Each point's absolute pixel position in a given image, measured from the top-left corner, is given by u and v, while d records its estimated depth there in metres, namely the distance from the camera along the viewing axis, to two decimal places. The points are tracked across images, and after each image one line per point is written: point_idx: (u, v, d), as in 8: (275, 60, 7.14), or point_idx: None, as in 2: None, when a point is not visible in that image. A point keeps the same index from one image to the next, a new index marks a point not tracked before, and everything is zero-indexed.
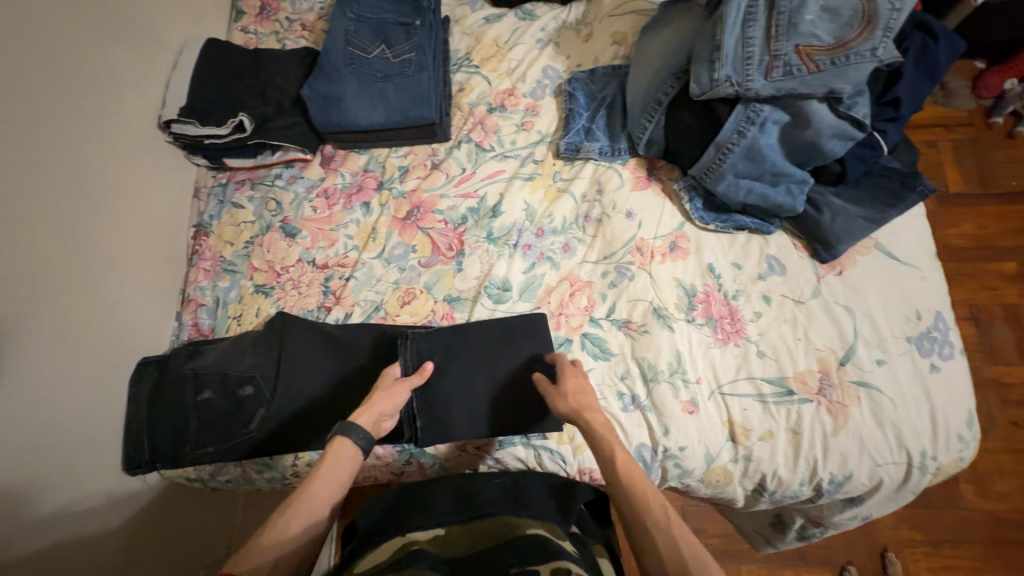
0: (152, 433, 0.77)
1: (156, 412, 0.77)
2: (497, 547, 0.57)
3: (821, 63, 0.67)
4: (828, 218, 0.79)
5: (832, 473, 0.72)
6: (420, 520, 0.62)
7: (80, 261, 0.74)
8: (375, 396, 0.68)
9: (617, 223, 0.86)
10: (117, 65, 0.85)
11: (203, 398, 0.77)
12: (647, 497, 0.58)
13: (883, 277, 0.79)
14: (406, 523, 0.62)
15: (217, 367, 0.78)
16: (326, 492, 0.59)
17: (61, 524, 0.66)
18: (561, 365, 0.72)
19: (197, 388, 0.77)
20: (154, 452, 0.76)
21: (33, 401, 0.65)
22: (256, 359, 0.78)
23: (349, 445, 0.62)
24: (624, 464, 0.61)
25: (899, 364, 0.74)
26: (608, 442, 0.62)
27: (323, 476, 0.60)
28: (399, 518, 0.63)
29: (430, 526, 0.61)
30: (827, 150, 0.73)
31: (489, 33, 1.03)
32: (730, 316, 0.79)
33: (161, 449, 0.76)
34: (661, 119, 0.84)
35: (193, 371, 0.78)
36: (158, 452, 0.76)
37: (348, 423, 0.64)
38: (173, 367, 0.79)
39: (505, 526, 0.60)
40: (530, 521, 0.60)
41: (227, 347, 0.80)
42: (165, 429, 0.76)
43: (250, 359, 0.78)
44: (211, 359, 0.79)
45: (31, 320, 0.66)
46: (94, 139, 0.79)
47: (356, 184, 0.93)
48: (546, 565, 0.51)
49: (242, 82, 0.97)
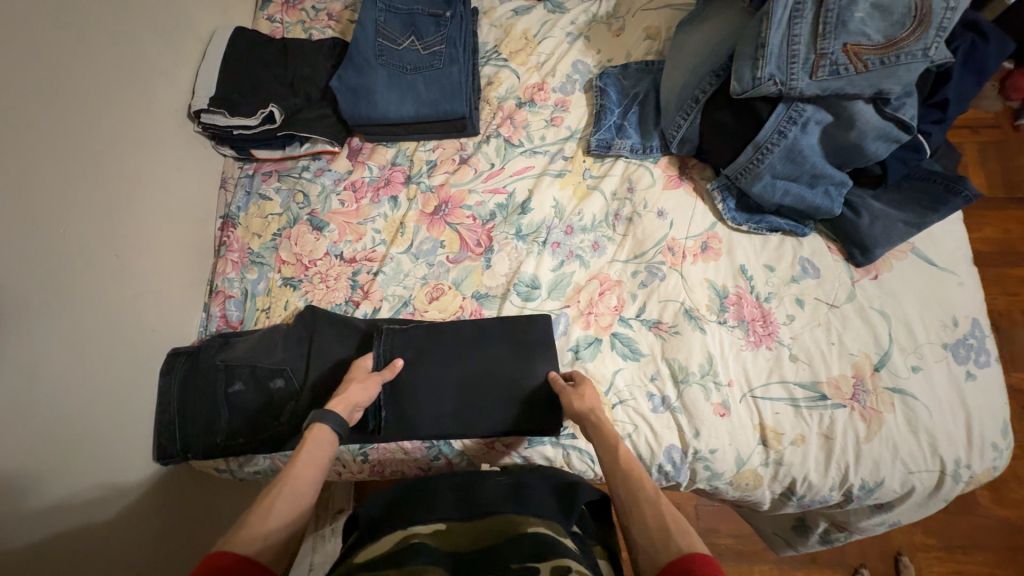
0: (183, 424, 0.77)
1: (188, 403, 0.78)
2: (498, 543, 0.56)
3: (869, 63, 0.66)
4: (867, 222, 0.77)
5: (863, 479, 0.72)
6: (428, 511, 0.62)
7: (114, 253, 0.75)
8: (352, 387, 0.69)
9: (648, 223, 0.85)
10: (148, 54, 0.85)
11: (234, 390, 0.77)
12: (639, 479, 0.57)
13: (919, 282, 0.78)
14: (406, 517, 0.61)
15: (248, 358, 0.78)
16: (308, 472, 0.58)
17: (96, 513, 0.67)
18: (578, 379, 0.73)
19: (227, 380, 0.77)
20: (185, 443, 0.77)
21: (67, 391, 0.66)
22: (285, 352, 0.78)
23: (328, 429, 0.63)
24: (623, 452, 0.61)
25: (935, 371, 0.73)
26: (613, 434, 0.64)
27: (304, 460, 0.59)
28: (404, 510, 0.63)
29: (430, 519, 0.61)
30: (869, 152, 0.71)
31: (518, 26, 1.01)
32: (763, 318, 0.78)
33: (191, 440, 0.77)
34: (697, 117, 0.83)
35: (223, 363, 0.78)
36: (188, 444, 0.77)
37: (324, 411, 0.65)
38: (203, 359, 0.79)
39: (507, 524, 0.59)
40: (533, 519, 0.60)
41: (257, 340, 0.80)
42: (195, 420, 0.77)
43: (280, 352, 0.78)
44: (240, 351, 0.79)
45: (67, 310, 0.67)
46: (126, 130, 0.79)
47: (384, 177, 0.93)
48: (546, 564, 0.51)
49: (270, 73, 0.97)
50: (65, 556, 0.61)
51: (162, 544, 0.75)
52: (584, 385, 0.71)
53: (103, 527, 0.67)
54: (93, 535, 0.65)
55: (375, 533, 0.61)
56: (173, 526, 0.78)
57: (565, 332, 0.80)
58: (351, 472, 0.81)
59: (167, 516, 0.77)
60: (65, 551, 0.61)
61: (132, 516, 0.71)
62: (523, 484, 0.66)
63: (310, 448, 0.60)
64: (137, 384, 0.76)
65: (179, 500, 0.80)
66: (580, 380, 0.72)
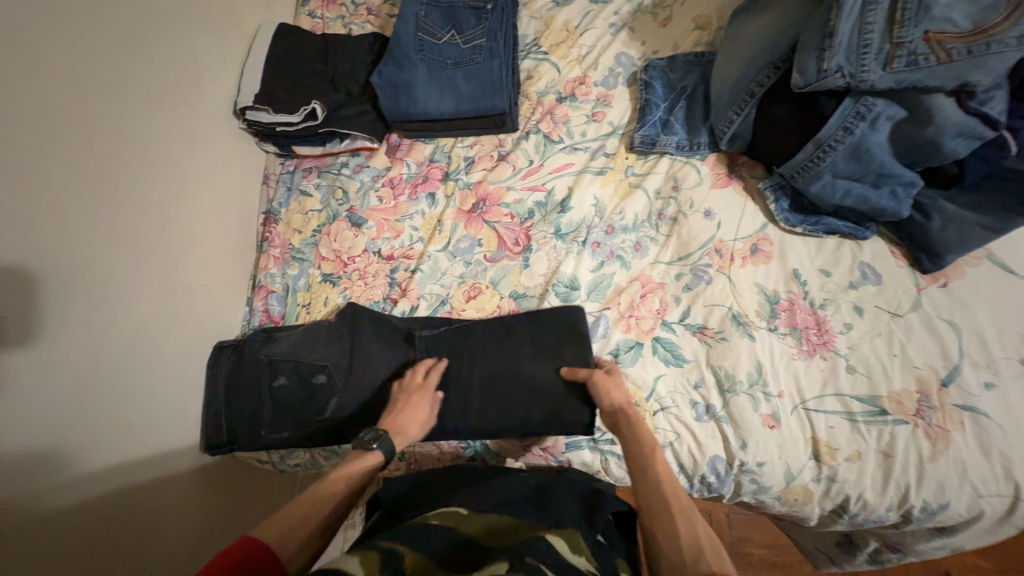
0: (229, 416, 0.79)
1: (234, 396, 0.79)
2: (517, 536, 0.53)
3: (955, 53, 0.60)
4: (938, 226, 0.72)
5: (925, 501, 0.67)
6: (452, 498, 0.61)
7: (166, 248, 0.77)
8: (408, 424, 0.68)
9: (694, 223, 0.81)
10: (197, 53, 0.87)
11: (278, 383, 0.78)
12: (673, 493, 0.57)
13: (995, 291, 0.72)
14: (430, 504, 0.61)
15: (293, 352, 0.78)
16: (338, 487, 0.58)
17: (152, 497, 0.70)
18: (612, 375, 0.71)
19: (272, 374, 0.78)
20: (232, 434, 0.79)
21: (124, 380, 0.69)
22: (327, 349, 0.77)
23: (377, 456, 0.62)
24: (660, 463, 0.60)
25: (1011, 389, 0.67)
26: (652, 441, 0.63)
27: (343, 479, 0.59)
28: (426, 495, 0.63)
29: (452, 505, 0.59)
30: (947, 150, 0.66)
31: (559, 17, 0.98)
32: (817, 326, 0.74)
33: (237, 432, 0.78)
34: (751, 112, 0.78)
35: (268, 358, 0.79)
36: (235, 435, 0.79)
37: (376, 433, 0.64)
38: (249, 353, 0.80)
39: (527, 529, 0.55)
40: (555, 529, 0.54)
41: (302, 335, 0.80)
42: (241, 413, 0.78)
43: (322, 349, 0.77)
44: (284, 345, 0.79)
45: (125, 303, 0.70)
46: (177, 128, 0.81)
47: (421, 174, 0.92)
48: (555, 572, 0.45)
49: (312, 69, 0.97)
50: (118, 553, 0.63)
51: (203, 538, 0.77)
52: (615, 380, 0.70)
53: (148, 525, 0.68)
54: (139, 534, 0.67)
55: (396, 514, 0.61)
56: (212, 519, 0.80)
57: (604, 335, 0.78)
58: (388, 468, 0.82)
59: (207, 510, 0.79)
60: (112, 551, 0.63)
61: (176, 511, 0.73)
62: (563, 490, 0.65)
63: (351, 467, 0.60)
64: (186, 376, 0.78)
65: (224, 488, 0.83)
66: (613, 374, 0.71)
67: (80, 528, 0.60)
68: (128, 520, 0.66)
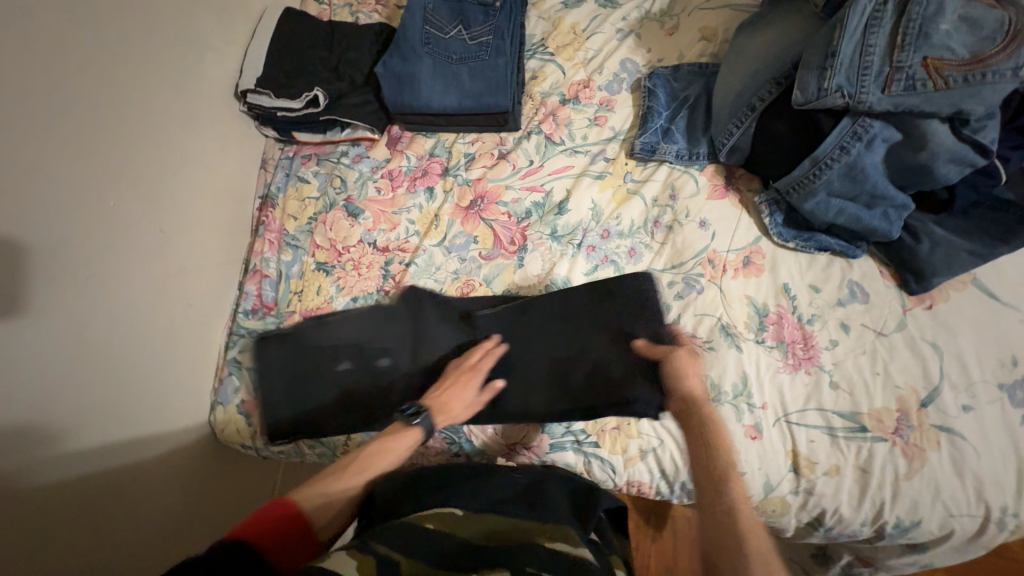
0: (290, 404, 0.76)
1: (292, 381, 0.76)
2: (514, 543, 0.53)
3: (951, 80, 0.61)
4: (927, 248, 0.73)
5: (898, 517, 0.68)
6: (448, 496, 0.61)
7: (159, 227, 0.76)
8: (452, 408, 0.69)
9: (689, 232, 0.82)
10: (201, 33, 0.86)
11: (341, 369, 0.76)
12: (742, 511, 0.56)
13: (977, 316, 0.73)
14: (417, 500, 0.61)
15: (356, 337, 0.77)
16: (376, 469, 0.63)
17: (132, 479, 0.69)
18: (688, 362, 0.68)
19: (333, 359, 0.76)
20: (297, 423, 0.76)
21: (108, 357, 0.68)
22: (391, 331, 0.77)
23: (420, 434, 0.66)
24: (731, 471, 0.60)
25: (987, 413, 0.69)
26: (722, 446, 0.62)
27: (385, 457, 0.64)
28: (418, 487, 0.63)
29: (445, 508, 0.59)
30: (939, 175, 0.67)
31: (567, 19, 0.99)
32: (804, 341, 0.75)
33: (301, 423, 0.76)
34: (751, 126, 0.79)
35: (328, 342, 0.76)
36: (299, 426, 0.76)
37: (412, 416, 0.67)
38: (303, 336, 0.77)
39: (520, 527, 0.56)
40: (549, 527, 0.56)
41: (364, 319, 0.78)
42: (306, 400, 0.76)
43: (386, 333, 0.77)
44: (347, 329, 0.77)
45: (113, 280, 0.69)
46: (176, 106, 0.80)
47: (421, 168, 0.92)
48: None
49: (315, 55, 0.97)
50: (93, 533, 0.62)
51: (188, 527, 0.77)
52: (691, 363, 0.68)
53: (131, 509, 0.68)
54: (121, 517, 0.67)
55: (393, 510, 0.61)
56: (201, 507, 0.80)
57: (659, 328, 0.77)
58: None
59: (195, 497, 0.79)
60: (93, 534, 0.63)
61: (162, 497, 0.73)
62: (556, 489, 0.65)
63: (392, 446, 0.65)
64: (173, 358, 0.78)
65: (210, 472, 0.83)
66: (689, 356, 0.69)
67: (63, 507, 0.60)
68: (110, 502, 0.65)
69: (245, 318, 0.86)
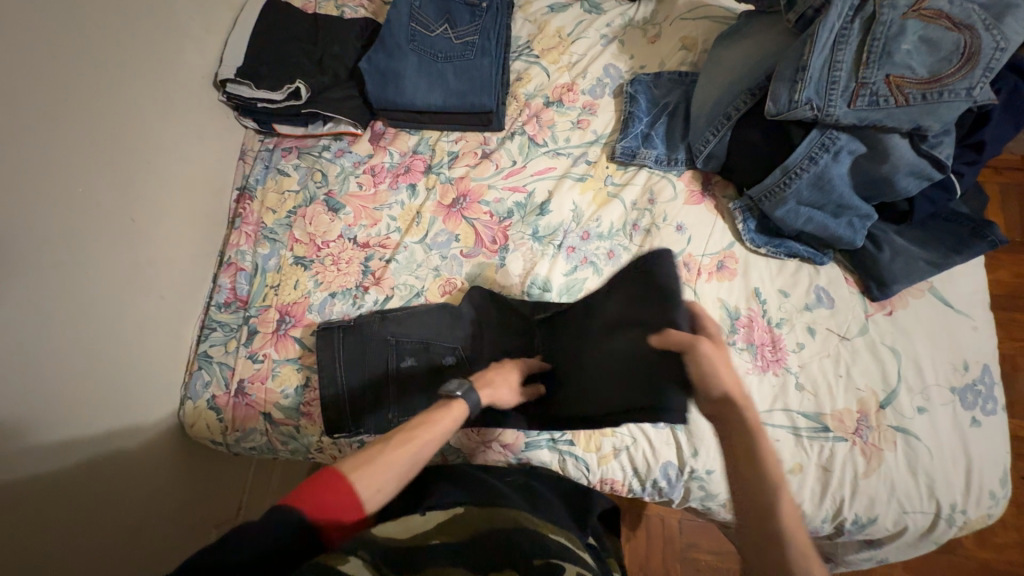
0: (355, 398, 0.75)
1: (355, 375, 0.75)
2: (498, 537, 0.54)
3: (911, 97, 0.65)
4: (888, 257, 0.77)
5: (856, 514, 0.71)
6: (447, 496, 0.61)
7: (131, 216, 0.74)
8: (503, 388, 0.70)
9: (666, 236, 0.84)
10: (179, 19, 0.84)
11: (405, 365, 0.76)
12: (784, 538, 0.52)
13: (933, 322, 0.77)
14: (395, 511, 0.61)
15: (421, 334, 0.77)
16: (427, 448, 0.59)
17: (96, 474, 0.67)
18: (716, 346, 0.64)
19: (398, 355, 0.76)
20: (360, 418, 0.75)
21: (75, 348, 0.65)
22: (435, 324, 0.78)
23: (464, 414, 0.64)
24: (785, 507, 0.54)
25: (940, 414, 0.72)
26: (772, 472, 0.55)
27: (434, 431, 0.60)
28: (421, 493, 0.64)
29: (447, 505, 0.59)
30: (900, 187, 0.70)
31: (552, 23, 1.00)
32: (772, 343, 0.78)
33: (364, 417, 0.74)
34: (726, 134, 0.81)
35: (392, 338, 0.77)
36: (362, 420, 0.74)
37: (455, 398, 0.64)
38: (369, 332, 0.77)
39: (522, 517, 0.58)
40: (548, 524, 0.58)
41: (425, 315, 0.78)
42: (369, 394, 0.75)
43: (447, 331, 0.78)
44: (412, 327, 0.77)
45: (81, 269, 0.67)
46: (154, 94, 0.79)
47: (404, 165, 0.92)
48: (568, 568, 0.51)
49: (298, 47, 0.96)
50: (56, 529, 0.60)
51: (152, 529, 0.75)
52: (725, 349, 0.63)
53: (96, 504, 0.66)
54: (88, 510, 0.65)
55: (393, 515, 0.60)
56: (167, 508, 0.78)
57: None
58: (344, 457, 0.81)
59: (162, 496, 0.77)
60: (58, 529, 0.61)
61: (129, 493, 0.71)
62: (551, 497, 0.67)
63: (439, 422, 0.62)
64: (141, 351, 0.75)
65: (175, 469, 0.81)
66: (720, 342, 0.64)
67: (25, 504, 0.58)
68: (75, 497, 0.64)
69: (217, 311, 0.85)
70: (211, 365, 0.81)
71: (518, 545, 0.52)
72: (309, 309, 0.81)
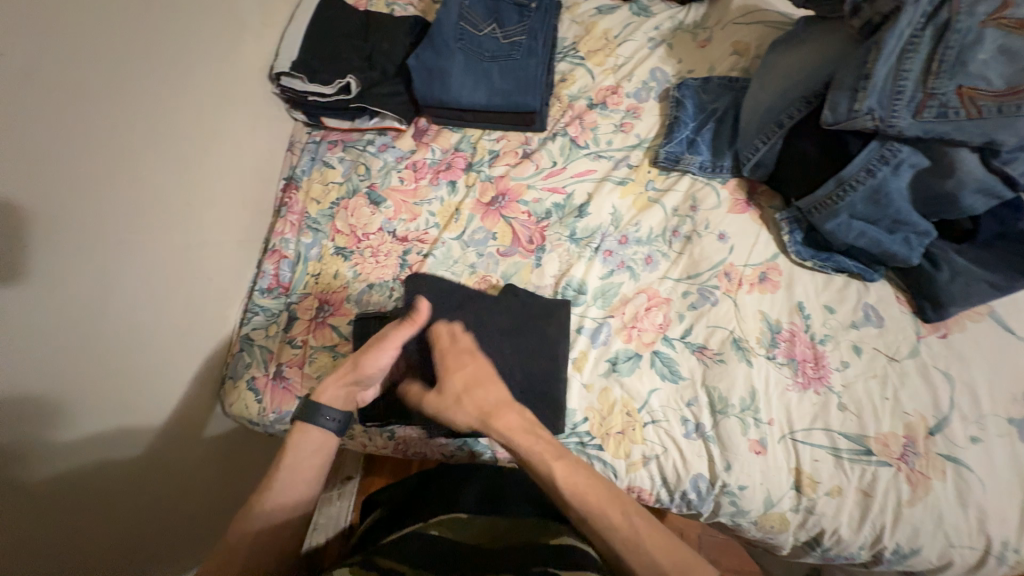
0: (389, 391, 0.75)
1: None
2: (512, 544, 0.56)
3: (984, 110, 0.61)
4: (947, 277, 0.73)
5: (897, 543, 0.68)
6: (455, 502, 0.64)
7: (187, 201, 0.78)
8: (344, 366, 0.66)
9: (707, 244, 0.82)
10: (241, 15, 0.88)
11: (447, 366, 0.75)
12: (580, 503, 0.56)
13: (994, 348, 0.73)
14: (418, 509, 0.65)
15: None
16: (295, 481, 0.59)
17: (140, 444, 0.71)
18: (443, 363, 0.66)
19: None
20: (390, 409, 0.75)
21: (132, 324, 0.69)
22: None
23: (317, 431, 0.62)
24: (570, 485, 0.57)
25: (996, 446, 0.68)
26: (542, 461, 0.59)
27: (289, 464, 0.60)
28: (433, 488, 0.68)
29: (454, 510, 0.62)
30: (965, 205, 0.67)
31: (600, 25, 1.00)
32: (815, 360, 0.75)
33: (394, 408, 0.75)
34: (778, 142, 0.79)
35: None
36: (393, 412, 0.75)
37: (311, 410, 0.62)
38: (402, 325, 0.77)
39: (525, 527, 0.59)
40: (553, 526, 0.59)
41: None
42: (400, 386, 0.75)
43: None
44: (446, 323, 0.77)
45: (140, 248, 0.70)
46: (214, 86, 0.83)
47: (445, 162, 0.93)
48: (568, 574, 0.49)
49: (350, 43, 0.98)
50: (97, 493, 0.64)
51: (178, 504, 0.78)
52: (451, 377, 0.65)
53: (139, 472, 0.70)
54: (131, 477, 0.69)
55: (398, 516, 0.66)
56: (196, 482, 0.82)
57: (746, 335, 0.77)
58: (375, 446, 0.83)
59: (197, 468, 0.82)
60: (98, 497, 0.65)
61: (166, 465, 0.75)
62: None
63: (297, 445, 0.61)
64: (189, 330, 0.79)
65: (211, 445, 0.85)
66: (444, 377, 0.65)
67: (76, 464, 0.62)
68: (119, 464, 0.67)
69: (261, 296, 0.88)
70: (253, 348, 0.84)
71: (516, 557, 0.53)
72: (348, 299, 0.83)
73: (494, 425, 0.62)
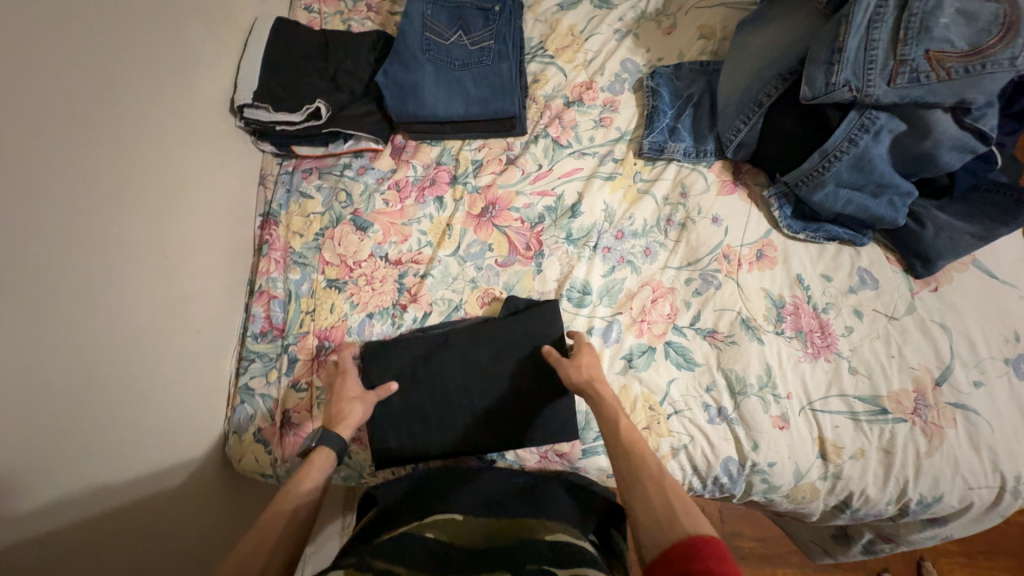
0: (411, 421, 0.74)
1: (409, 393, 0.74)
2: (517, 545, 0.54)
3: (953, 71, 0.64)
4: (932, 233, 0.76)
5: (921, 494, 0.71)
6: (449, 504, 0.62)
7: (164, 253, 0.73)
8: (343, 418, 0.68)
9: (702, 229, 0.83)
10: (193, 48, 0.82)
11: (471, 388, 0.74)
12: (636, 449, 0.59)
13: (981, 295, 0.76)
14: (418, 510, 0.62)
15: (467, 354, 0.75)
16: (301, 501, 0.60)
17: (149, 521, 0.65)
18: (579, 343, 0.73)
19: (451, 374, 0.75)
20: (412, 442, 0.73)
21: (122, 396, 0.64)
22: (482, 345, 0.75)
23: (329, 454, 0.64)
24: (628, 430, 0.61)
25: (997, 387, 0.72)
26: (614, 409, 0.64)
27: (299, 490, 0.60)
28: (427, 492, 0.65)
29: (449, 513, 0.60)
30: (942, 162, 0.70)
31: (564, 21, 0.99)
32: (821, 329, 0.77)
33: (416, 437, 0.73)
34: (758, 121, 0.80)
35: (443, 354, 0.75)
36: (415, 441, 0.73)
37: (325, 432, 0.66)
38: (410, 351, 0.75)
39: (523, 529, 0.57)
40: (549, 524, 0.57)
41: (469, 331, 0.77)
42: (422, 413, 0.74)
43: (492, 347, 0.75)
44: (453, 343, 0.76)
45: (119, 312, 0.65)
46: (175, 128, 0.77)
47: (428, 177, 0.90)
48: (563, 570, 0.47)
49: (311, 65, 0.94)
50: None
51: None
52: (583, 353, 0.72)
53: (153, 556, 0.65)
54: (144, 566, 0.63)
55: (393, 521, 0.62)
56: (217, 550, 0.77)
57: (752, 314, 0.78)
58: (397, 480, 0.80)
59: (218, 533, 0.78)
60: None
61: (181, 552, 0.69)
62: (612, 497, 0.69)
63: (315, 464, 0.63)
64: (184, 390, 0.74)
65: (223, 508, 0.80)
66: (579, 351, 0.72)
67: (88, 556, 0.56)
68: (132, 547, 0.62)
69: (254, 342, 0.83)
70: (253, 398, 0.79)
71: (512, 553, 0.52)
72: (349, 332, 0.80)
73: (596, 390, 0.67)
